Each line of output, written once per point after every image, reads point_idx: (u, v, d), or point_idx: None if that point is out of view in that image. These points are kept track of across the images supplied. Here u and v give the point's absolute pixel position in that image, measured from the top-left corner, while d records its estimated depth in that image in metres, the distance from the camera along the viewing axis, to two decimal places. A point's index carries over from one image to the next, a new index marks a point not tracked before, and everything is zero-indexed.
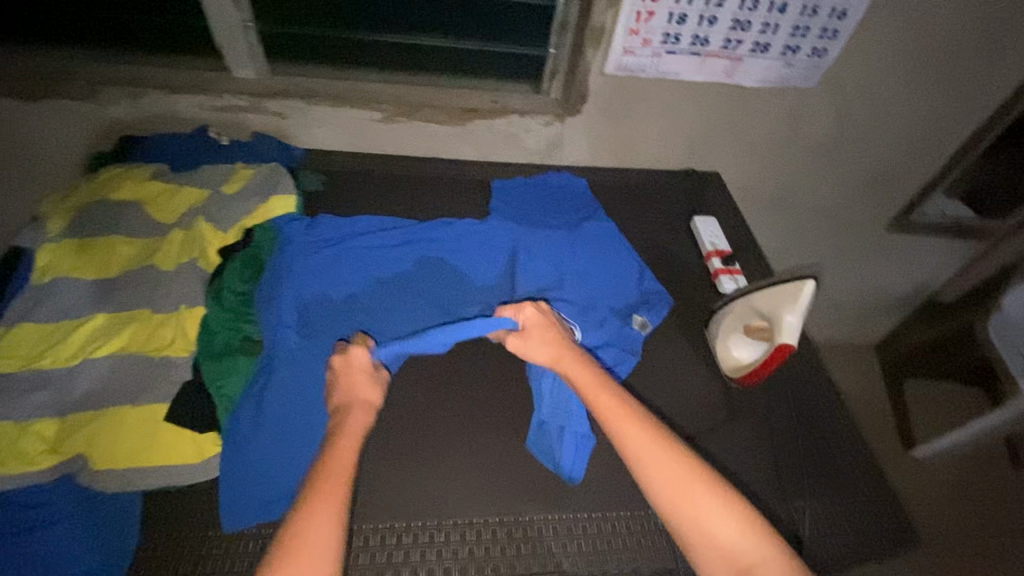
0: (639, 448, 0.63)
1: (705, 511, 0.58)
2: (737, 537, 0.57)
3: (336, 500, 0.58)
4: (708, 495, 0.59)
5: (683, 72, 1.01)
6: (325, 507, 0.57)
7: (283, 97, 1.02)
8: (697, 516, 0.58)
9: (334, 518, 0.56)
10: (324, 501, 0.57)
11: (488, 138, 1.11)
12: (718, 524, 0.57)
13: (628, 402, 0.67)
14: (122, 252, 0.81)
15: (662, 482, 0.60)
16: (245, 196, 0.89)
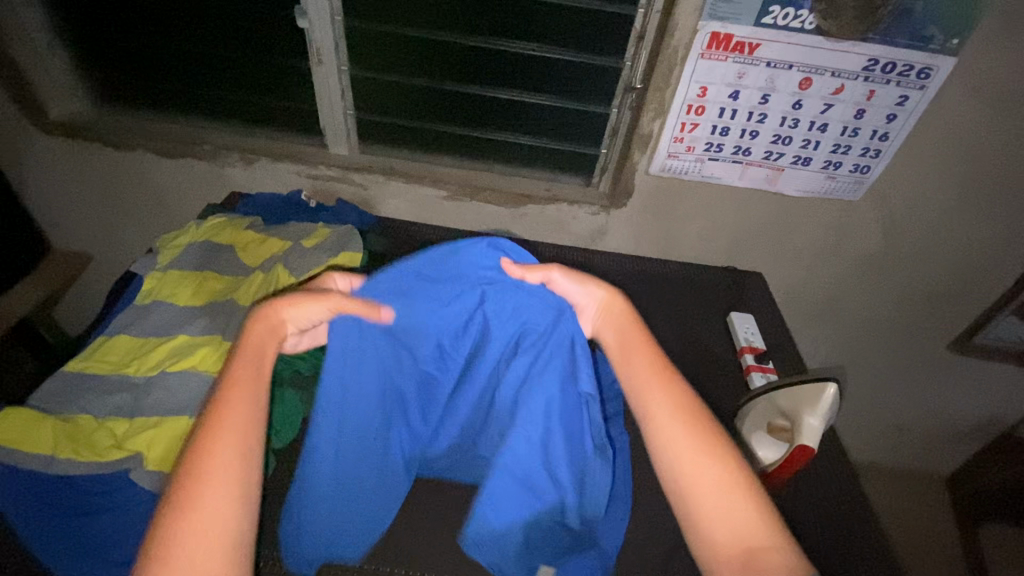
0: (662, 422, 0.60)
1: (719, 485, 0.55)
2: (749, 519, 0.53)
3: (246, 414, 0.54)
4: (725, 472, 0.56)
5: (725, 177, 1.09)
6: (235, 418, 0.53)
7: (367, 171, 1.19)
8: (709, 491, 0.55)
9: (246, 427, 0.53)
10: (234, 411, 0.54)
11: (539, 221, 1.22)
12: (738, 517, 0.53)
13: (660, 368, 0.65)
14: (211, 286, 0.95)
15: (678, 451, 0.58)
16: (320, 250, 1.01)
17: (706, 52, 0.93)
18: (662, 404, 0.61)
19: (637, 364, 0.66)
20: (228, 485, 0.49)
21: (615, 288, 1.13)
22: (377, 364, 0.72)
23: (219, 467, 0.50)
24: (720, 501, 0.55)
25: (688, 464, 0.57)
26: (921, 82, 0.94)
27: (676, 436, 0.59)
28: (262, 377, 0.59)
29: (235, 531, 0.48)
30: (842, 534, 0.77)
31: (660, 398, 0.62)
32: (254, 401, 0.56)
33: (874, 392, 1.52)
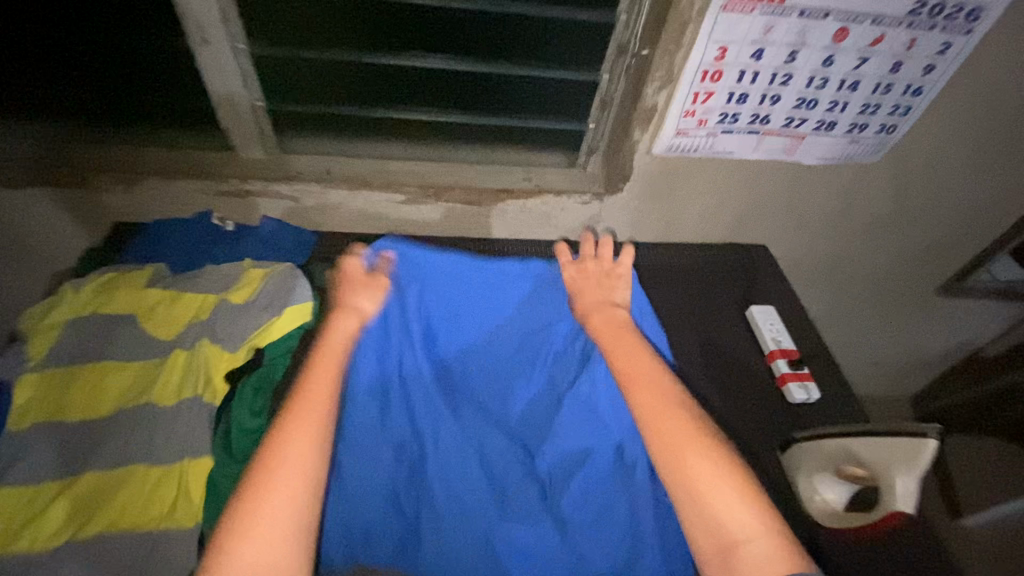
0: (649, 407, 0.61)
1: (704, 461, 0.55)
2: (735, 500, 0.53)
3: (318, 400, 0.59)
4: (709, 458, 0.55)
5: (739, 150, 0.92)
6: (310, 405, 0.58)
7: (296, 180, 0.91)
8: (693, 476, 0.55)
9: (317, 414, 0.57)
10: (309, 400, 0.58)
11: (521, 217, 1.01)
12: (720, 500, 0.53)
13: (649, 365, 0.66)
14: (114, 384, 0.71)
15: (669, 440, 0.58)
16: (255, 308, 0.78)
17: (729, 2, 0.72)
18: (647, 400, 0.61)
19: (620, 360, 0.67)
20: (294, 466, 0.53)
21: None
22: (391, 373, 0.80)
23: (288, 449, 0.54)
24: (695, 468, 0.55)
25: (679, 445, 0.57)
26: (969, 25, 0.79)
27: (662, 416, 0.60)
28: (333, 371, 0.63)
29: (291, 513, 0.51)
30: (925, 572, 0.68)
31: (646, 392, 0.62)
32: (325, 392, 0.60)
33: (860, 336, 1.51)
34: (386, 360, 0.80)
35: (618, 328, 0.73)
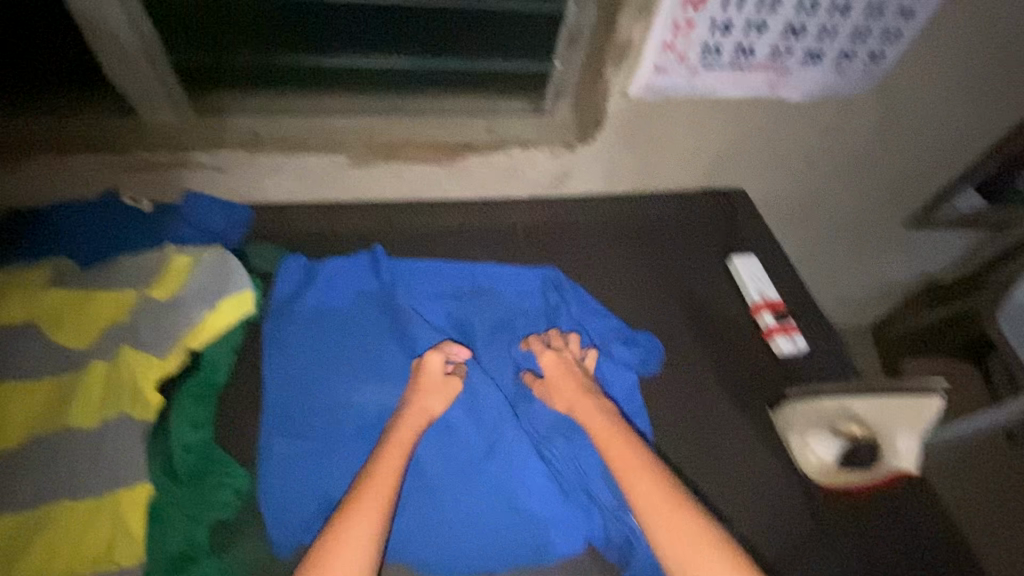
0: (651, 505, 0.62)
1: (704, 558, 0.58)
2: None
3: (374, 504, 0.57)
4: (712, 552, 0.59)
5: (721, 89, 0.83)
6: (363, 503, 0.57)
7: (220, 148, 0.79)
8: None
9: (370, 518, 0.56)
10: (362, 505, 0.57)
11: (485, 174, 0.90)
12: None
13: (640, 453, 0.66)
14: (21, 408, 0.60)
15: (671, 539, 0.60)
16: (186, 303, 0.67)
17: None
18: (645, 492, 0.63)
19: (614, 447, 0.66)
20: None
21: (594, 254, 0.91)
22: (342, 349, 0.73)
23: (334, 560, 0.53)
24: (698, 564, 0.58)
25: (682, 539, 0.59)
26: None
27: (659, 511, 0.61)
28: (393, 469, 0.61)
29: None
30: (903, 511, 0.70)
31: (641, 479, 0.64)
32: (386, 489, 0.59)
33: (828, 274, 1.51)
34: (359, 317, 0.75)
35: (609, 419, 0.69)
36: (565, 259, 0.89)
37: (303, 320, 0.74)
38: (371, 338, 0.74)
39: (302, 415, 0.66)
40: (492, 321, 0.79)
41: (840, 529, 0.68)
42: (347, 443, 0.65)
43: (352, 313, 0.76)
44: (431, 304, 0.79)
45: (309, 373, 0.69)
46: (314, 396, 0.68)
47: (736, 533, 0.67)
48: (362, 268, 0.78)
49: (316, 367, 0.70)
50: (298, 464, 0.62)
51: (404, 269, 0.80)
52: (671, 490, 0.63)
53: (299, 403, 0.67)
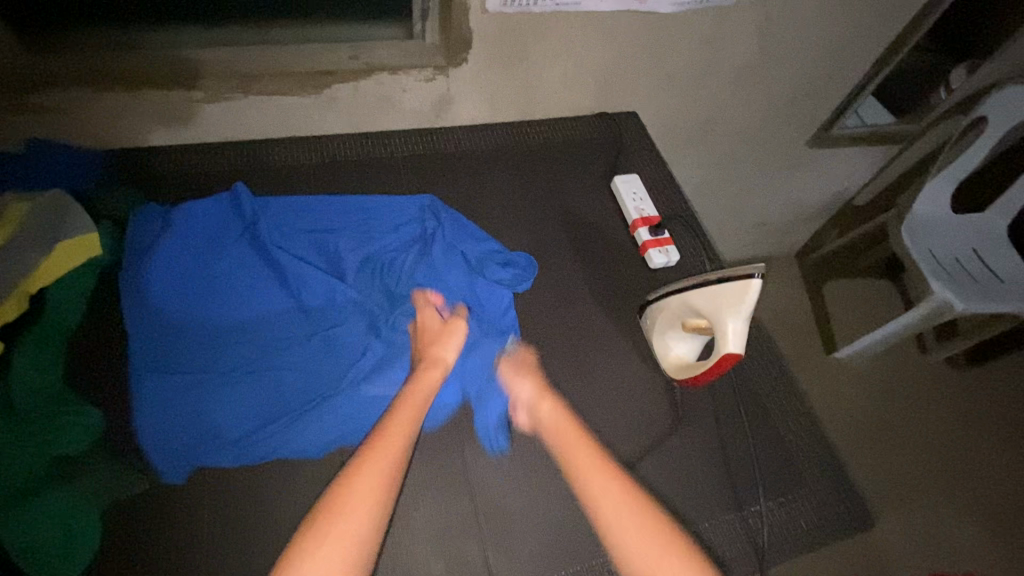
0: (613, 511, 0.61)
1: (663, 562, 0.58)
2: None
3: (386, 469, 0.58)
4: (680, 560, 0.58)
5: (586, 1, 0.82)
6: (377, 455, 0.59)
7: (53, 87, 0.73)
8: None
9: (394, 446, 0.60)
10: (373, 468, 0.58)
11: (357, 106, 0.88)
12: None
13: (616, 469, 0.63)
14: None
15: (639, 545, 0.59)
16: (22, 248, 0.65)
17: None
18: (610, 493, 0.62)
19: (577, 455, 0.65)
20: (348, 545, 0.53)
21: (475, 182, 0.91)
22: (206, 277, 0.72)
23: (343, 527, 0.54)
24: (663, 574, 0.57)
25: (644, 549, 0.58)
26: None
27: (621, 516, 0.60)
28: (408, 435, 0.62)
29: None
30: (756, 399, 0.76)
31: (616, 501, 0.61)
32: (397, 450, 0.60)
33: (743, 199, 1.54)
34: (223, 256, 0.74)
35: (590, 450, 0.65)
36: (446, 189, 0.89)
37: (163, 249, 0.72)
38: (235, 276, 0.73)
39: (161, 340, 0.66)
40: (367, 247, 0.79)
41: (697, 420, 0.72)
42: (209, 375, 0.65)
43: (216, 244, 0.74)
44: (302, 233, 0.78)
45: (169, 313, 0.68)
46: (176, 335, 0.67)
47: (601, 429, 0.70)
48: (226, 207, 0.77)
49: (179, 296, 0.70)
50: (156, 397, 0.62)
51: (266, 204, 0.78)
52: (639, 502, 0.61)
53: (160, 342, 0.66)
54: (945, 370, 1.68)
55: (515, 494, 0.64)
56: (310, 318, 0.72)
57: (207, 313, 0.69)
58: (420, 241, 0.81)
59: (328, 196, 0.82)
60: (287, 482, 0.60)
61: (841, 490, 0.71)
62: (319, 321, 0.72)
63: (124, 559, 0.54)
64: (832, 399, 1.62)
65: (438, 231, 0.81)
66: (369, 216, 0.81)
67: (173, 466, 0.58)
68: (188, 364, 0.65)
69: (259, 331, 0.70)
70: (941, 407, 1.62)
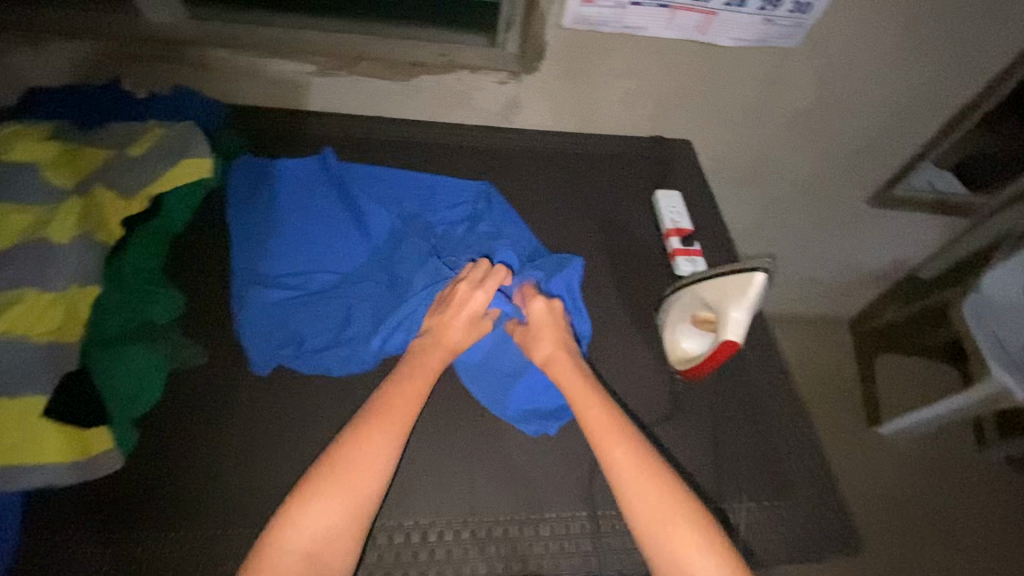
0: (625, 471, 0.62)
1: (671, 530, 0.59)
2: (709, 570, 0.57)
3: (397, 427, 0.63)
4: (688, 529, 0.59)
5: (650, 27, 0.91)
6: (381, 433, 0.62)
7: (203, 46, 0.90)
8: (671, 547, 0.58)
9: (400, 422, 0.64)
10: (375, 447, 0.61)
11: (436, 97, 0.99)
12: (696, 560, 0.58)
13: (619, 420, 0.67)
14: (11, 222, 0.73)
15: (646, 512, 0.60)
16: (153, 160, 0.79)
17: None
18: (621, 455, 0.63)
19: (587, 410, 0.67)
20: (362, 484, 0.59)
21: (527, 174, 0.98)
22: (294, 214, 0.85)
23: (360, 466, 0.59)
24: (673, 539, 0.59)
25: (658, 522, 0.60)
26: None
27: (643, 487, 0.61)
28: (407, 415, 0.64)
29: (343, 552, 0.56)
30: (754, 411, 0.78)
31: (620, 454, 0.64)
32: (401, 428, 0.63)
33: (796, 248, 1.53)
34: (310, 202, 0.86)
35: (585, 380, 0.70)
36: (501, 177, 0.97)
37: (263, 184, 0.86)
38: (316, 220, 0.85)
39: (253, 257, 0.79)
40: (427, 215, 0.89)
41: (695, 416, 0.75)
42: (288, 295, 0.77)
43: (304, 188, 0.87)
44: (374, 192, 0.89)
45: (260, 240, 0.81)
46: (265, 258, 0.79)
47: None
48: (313, 164, 0.89)
49: (272, 225, 0.83)
50: (244, 302, 0.74)
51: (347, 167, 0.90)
52: (648, 460, 0.63)
53: (253, 262, 0.78)
54: (999, 467, 1.55)
55: (506, 442, 0.70)
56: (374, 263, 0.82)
57: (291, 243, 0.82)
58: (479, 220, 0.90)
59: (401, 169, 0.93)
60: (322, 387, 0.70)
61: (827, 515, 0.71)
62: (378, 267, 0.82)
63: (174, 422, 0.66)
64: (866, 473, 1.53)
65: (487, 214, 0.90)
66: (434, 188, 0.92)
67: (252, 352, 0.71)
68: (268, 279, 0.78)
69: (331, 267, 0.81)
70: (988, 503, 1.50)
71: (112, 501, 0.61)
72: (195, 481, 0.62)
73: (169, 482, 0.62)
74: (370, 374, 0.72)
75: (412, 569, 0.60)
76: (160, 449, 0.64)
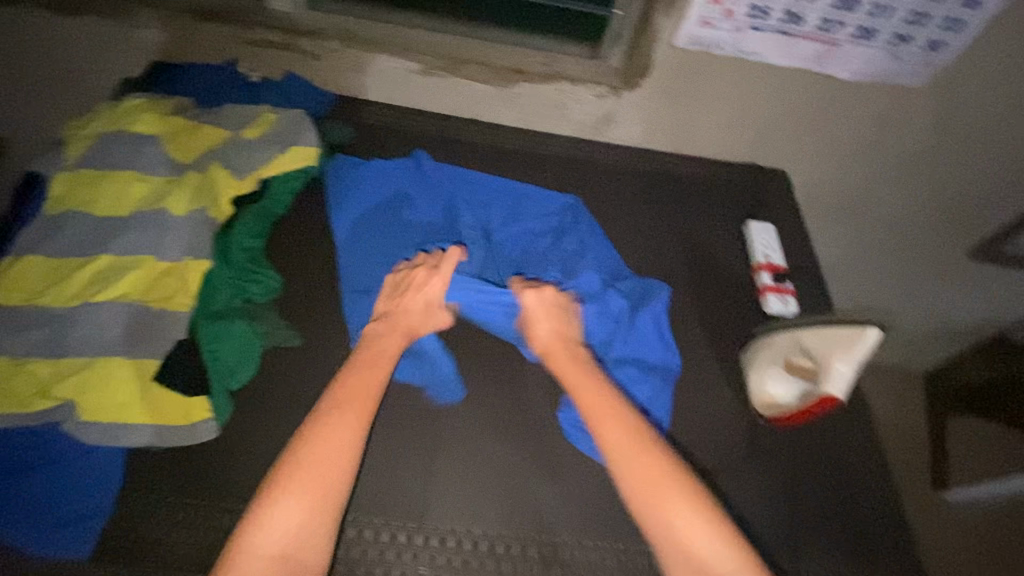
0: (620, 450, 0.64)
1: (666, 506, 0.60)
2: (704, 543, 0.58)
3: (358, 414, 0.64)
4: (681, 501, 0.60)
5: (767, 53, 0.88)
6: (338, 421, 0.62)
7: (319, 37, 0.94)
8: (665, 524, 0.60)
9: (359, 411, 0.64)
10: (333, 437, 0.61)
11: (532, 104, 0.98)
12: (692, 532, 0.59)
13: (616, 398, 0.68)
14: (134, 191, 0.78)
15: (637, 479, 0.63)
16: (264, 144, 0.83)
17: None
18: (615, 434, 0.65)
19: (586, 390, 0.69)
20: (323, 472, 0.59)
21: (616, 190, 0.96)
22: (384, 214, 0.86)
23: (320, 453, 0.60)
24: (663, 511, 0.60)
25: (648, 497, 0.61)
26: None
27: (637, 463, 0.63)
28: (368, 403, 0.65)
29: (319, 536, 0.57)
30: (837, 470, 0.73)
31: (616, 434, 0.65)
32: (356, 426, 0.63)
33: (880, 293, 1.45)
34: (400, 205, 0.87)
35: (586, 364, 0.72)
36: (591, 191, 0.95)
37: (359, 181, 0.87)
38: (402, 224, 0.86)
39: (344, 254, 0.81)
40: (514, 225, 0.88)
41: (774, 465, 0.72)
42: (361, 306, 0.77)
43: (396, 189, 0.89)
44: (462, 198, 0.89)
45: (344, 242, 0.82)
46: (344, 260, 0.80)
47: (675, 442, 0.72)
48: (407, 166, 0.91)
49: (362, 223, 0.84)
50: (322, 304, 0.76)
51: (440, 171, 0.91)
52: (644, 439, 0.65)
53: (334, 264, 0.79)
54: None
55: (576, 464, 0.69)
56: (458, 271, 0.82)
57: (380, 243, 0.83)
58: (566, 233, 0.88)
59: (490, 175, 0.93)
60: (403, 384, 0.72)
61: None
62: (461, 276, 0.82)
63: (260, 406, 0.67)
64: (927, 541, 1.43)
65: (573, 228, 0.88)
66: (523, 197, 0.91)
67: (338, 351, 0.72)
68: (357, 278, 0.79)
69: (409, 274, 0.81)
70: None
71: (200, 472, 0.63)
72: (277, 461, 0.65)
73: (253, 459, 0.64)
74: (450, 379, 0.73)
75: None
76: (247, 426, 0.66)
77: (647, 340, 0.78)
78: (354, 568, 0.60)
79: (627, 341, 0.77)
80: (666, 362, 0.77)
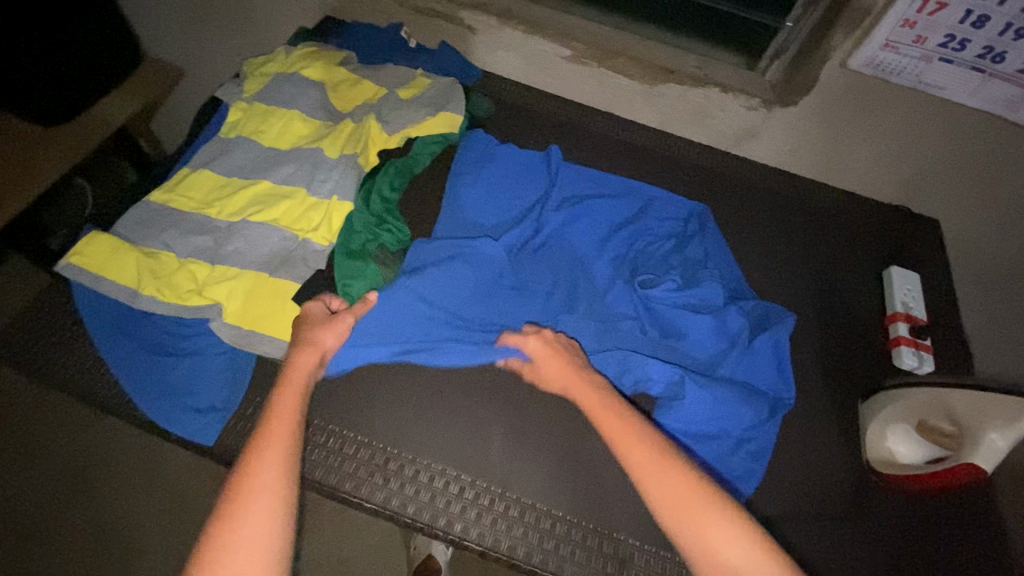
0: (643, 464, 0.52)
1: (695, 518, 0.47)
2: (735, 547, 0.45)
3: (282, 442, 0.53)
4: (711, 510, 0.47)
5: (951, 89, 0.80)
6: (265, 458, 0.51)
7: (480, 11, 0.96)
8: (696, 534, 0.46)
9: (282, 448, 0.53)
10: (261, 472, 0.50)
11: (675, 108, 0.97)
12: (727, 541, 0.45)
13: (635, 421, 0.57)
14: (296, 128, 0.84)
15: (663, 490, 0.49)
16: (416, 105, 0.86)
17: None
18: (637, 451, 0.53)
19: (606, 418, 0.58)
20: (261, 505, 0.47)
21: (745, 207, 0.92)
22: (502, 200, 0.86)
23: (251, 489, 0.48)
24: (692, 521, 0.47)
25: (679, 505, 0.48)
26: None
27: (654, 472, 0.51)
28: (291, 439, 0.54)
29: (264, 547, 0.45)
30: (959, 555, 0.65)
31: (636, 450, 0.53)
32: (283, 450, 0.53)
33: None
34: (521, 193, 0.87)
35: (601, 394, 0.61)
36: (717, 206, 0.92)
37: (485, 164, 0.88)
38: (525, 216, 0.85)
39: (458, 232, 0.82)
40: (637, 227, 0.85)
41: (882, 528, 0.66)
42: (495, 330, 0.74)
43: (518, 176, 0.88)
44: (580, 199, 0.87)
45: (465, 259, 0.76)
46: (469, 278, 0.75)
47: (772, 476, 0.68)
48: (535, 159, 0.90)
49: (479, 207, 0.85)
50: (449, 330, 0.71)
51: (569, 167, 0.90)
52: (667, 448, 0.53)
53: (458, 287, 0.74)
54: None
55: None
56: (565, 271, 0.80)
57: (495, 228, 0.84)
58: (690, 241, 0.85)
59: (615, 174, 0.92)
60: None
61: None
62: (568, 277, 0.80)
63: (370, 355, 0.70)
64: None
65: (697, 237, 0.85)
66: (650, 200, 0.89)
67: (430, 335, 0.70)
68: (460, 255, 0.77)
69: (532, 287, 0.78)
70: None
71: (318, 394, 0.68)
72: (385, 402, 0.69)
73: (366, 398, 0.69)
74: None
75: (549, 559, 0.61)
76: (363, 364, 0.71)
77: (760, 366, 0.74)
78: (436, 517, 0.62)
79: (741, 362, 0.73)
80: (775, 394, 0.73)
